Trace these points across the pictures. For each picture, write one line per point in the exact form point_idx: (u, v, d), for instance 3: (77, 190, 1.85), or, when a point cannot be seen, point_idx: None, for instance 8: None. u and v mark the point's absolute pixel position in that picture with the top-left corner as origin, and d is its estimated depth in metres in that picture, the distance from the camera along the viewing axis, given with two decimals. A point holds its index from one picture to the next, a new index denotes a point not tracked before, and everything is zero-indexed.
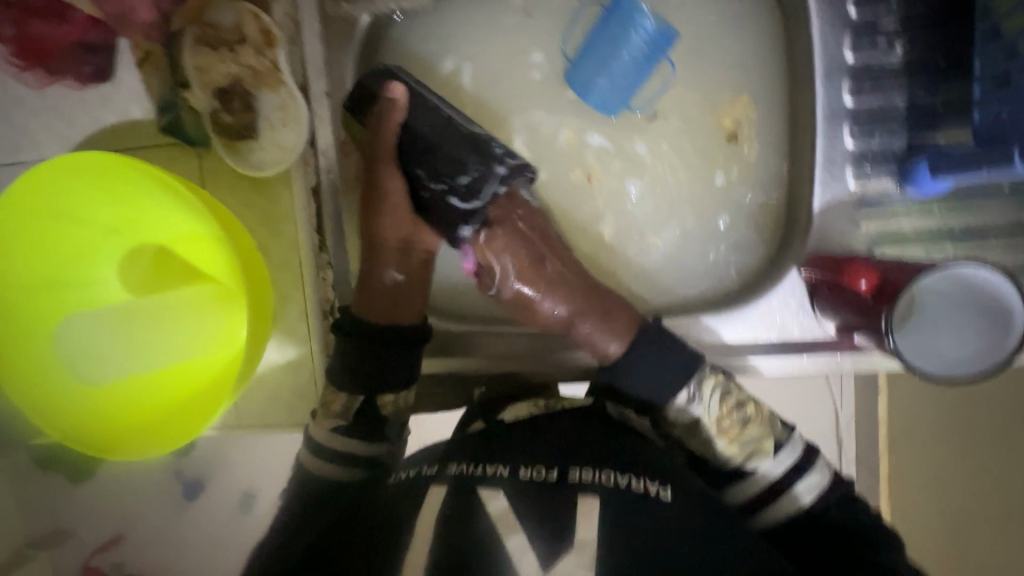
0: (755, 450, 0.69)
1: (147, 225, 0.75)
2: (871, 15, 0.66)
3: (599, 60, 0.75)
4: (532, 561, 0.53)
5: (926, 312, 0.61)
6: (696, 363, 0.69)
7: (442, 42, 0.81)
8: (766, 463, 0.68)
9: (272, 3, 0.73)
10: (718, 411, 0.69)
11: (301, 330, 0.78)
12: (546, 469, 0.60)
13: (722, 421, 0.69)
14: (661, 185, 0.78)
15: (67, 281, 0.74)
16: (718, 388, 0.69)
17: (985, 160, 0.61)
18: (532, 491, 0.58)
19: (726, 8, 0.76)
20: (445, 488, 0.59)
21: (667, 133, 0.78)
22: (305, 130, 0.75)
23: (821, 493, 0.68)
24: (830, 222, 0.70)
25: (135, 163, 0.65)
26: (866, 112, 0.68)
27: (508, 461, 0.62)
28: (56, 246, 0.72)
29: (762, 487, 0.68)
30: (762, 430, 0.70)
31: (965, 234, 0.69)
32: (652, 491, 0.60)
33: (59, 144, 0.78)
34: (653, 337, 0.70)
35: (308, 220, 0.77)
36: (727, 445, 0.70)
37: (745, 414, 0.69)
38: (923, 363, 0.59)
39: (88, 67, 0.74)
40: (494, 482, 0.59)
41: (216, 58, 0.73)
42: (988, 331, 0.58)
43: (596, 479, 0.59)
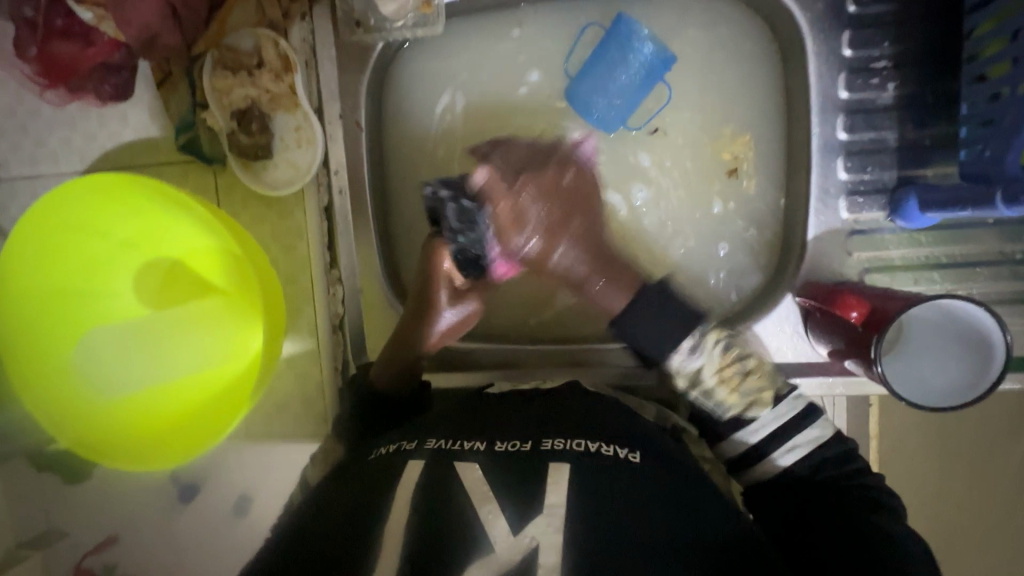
0: (754, 402, 0.67)
1: (162, 242, 0.78)
2: (864, 55, 0.70)
3: (599, 78, 0.78)
4: (503, 526, 0.52)
5: (904, 341, 0.63)
6: (697, 318, 0.68)
7: (449, 67, 0.82)
8: (762, 413, 0.67)
9: (290, 29, 0.76)
10: (719, 361, 0.68)
11: (310, 345, 0.82)
12: (520, 442, 0.60)
13: (724, 372, 0.68)
14: (663, 196, 0.81)
15: (85, 294, 0.76)
16: (720, 342, 0.68)
17: (973, 201, 0.62)
18: (510, 463, 0.57)
19: (728, 40, 0.78)
20: (423, 462, 0.58)
21: (668, 147, 0.80)
22: (319, 151, 0.78)
23: (813, 448, 0.66)
24: (823, 250, 0.73)
25: (149, 180, 0.68)
26: (858, 146, 0.71)
27: (485, 436, 0.62)
28: (71, 261, 0.74)
29: (746, 441, 0.68)
30: (762, 383, 0.68)
31: (952, 263, 0.72)
32: (622, 455, 0.59)
33: (78, 159, 0.81)
34: (657, 298, 0.69)
35: (320, 238, 0.81)
36: (727, 395, 0.68)
37: (747, 365, 0.68)
38: (914, 394, 0.60)
39: (108, 86, 0.76)
40: (470, 454, 0.59)
41: (235, 81, 0.75)
42: (974, 368, 0.59)
43: (567, 446, 0.59)
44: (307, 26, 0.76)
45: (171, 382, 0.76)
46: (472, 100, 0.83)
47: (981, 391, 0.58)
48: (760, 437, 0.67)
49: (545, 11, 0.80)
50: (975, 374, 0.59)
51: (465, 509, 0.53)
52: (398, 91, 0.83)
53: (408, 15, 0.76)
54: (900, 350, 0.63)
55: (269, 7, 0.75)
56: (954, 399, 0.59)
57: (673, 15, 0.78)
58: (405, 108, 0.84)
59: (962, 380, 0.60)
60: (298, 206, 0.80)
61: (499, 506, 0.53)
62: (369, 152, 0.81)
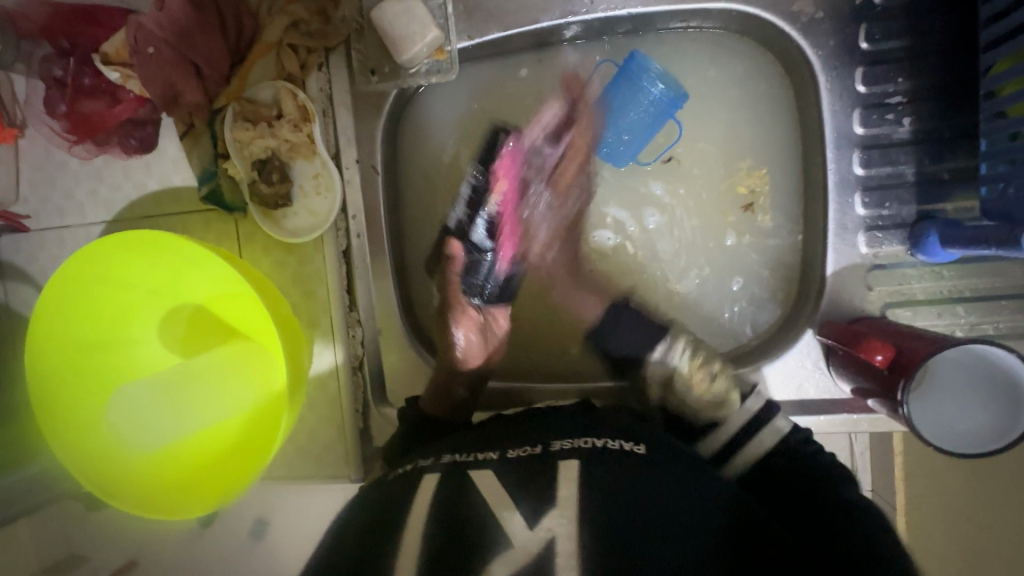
0: (722, 400, 0.72)
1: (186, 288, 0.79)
2: (878, 91, 0.69)
3: (609, 114, 0.78)
4: (520, 522, 0.52)
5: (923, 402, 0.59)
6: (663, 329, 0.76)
7: (460, 111, 0.83)
8: (732, 409, 0.72)
9: (307, 80, 0.77)
10: (688, 368, 0.74)
11: (332, 387, 0.83)
12: (531, 446, 0.60)
13: (692, 377, 0.73)
14: (678, 226, 0.80)
15: (116, 347, 0.78)
16: (687, 348, 0.74)
17: (996, 239, 0.60)
18: (524, 469, 0.57)
19: (738, 78, 0.78)
20: (439, 475, 0.59)
21: (683, 177, 0.80)
22: (338, 198, 0.79)
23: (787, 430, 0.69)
24: (842, 285, 0.73)
25: (169, 235, 0.69)
26: (876, 181, 0.71)
27: (498, 446, 0.62)
28: (102, 315, 0.76)
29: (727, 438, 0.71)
30: (728, 385, 0.73)
31: (976, 297, 0.71)
32: (627, 447, 0.59)
33: (105, 208, 0.83)
34: (623, 312, 0.78)
35: (339, 281, 0.81)
36: (697, 393, 0.74)
37: (711, 370, 0.73)
38: (973, 441, 0.57)
39: (133, 141, 0.79)
40: (485, 462, 0.59)
41: (256, 133, 0.76)
42: (1002, 422, 0.56)
43: (575, 445, 0.59)
44: (323, 76, 0.78)
45: (199, 431, 0.77)
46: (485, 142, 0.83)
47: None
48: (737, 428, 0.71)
49: (555, 51, 0.81)
50: (995, 432, 0.57)
51: (483, 510, 0.54)
52: (415, 133, 0.85)
53: (422, 62, 0.77)
54: (933, 384, 0.60)
55: (285, 59, 0.76)
56: (966, 447, 0.56)
57: (684, 54, 0.78)
58: (420, 149, 0.85)
59: (981, 434, 0.57)
60: (317, 252, 0.81)
61: (515, 505, 0.54)
62: (385, 196, 0.82)
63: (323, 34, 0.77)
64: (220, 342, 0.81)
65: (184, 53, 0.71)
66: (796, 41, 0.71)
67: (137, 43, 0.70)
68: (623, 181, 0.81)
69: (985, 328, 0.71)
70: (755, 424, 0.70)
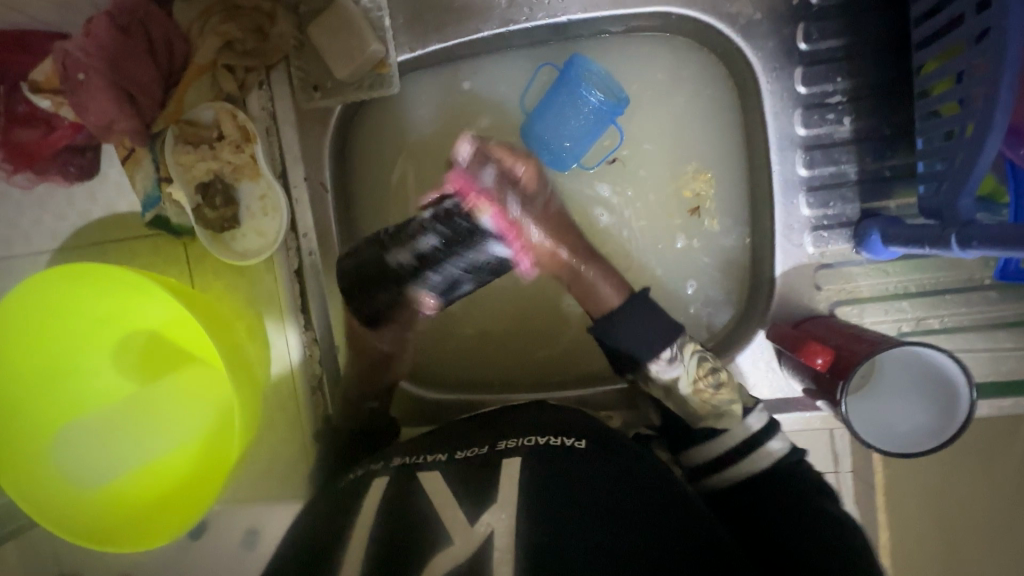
0: (724, 414, 0.67)
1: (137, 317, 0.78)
2: (818, 91, 0.69)
3: (550, 121, 0.76)
4: (461, 520, 0.54)
5: (877, 414, 0.60)
6: (675, 329, 0.69)
7: (406, 124, 0.82)
8: (733, 425, 0.66)
9: (248, 99, 0.77)
10: (695, 372, 0.67)
11: (291, 407, 0.83)
12: (477, 447, 0.62)
13: (696, 384, 0.67)
14: (627, 228, 0.80)
15: (61, 381, 0.76)
16: (697, 354, 0.68)
17: (930, 238, 0.59)
18: (469, 471, 0.59)
19: (682, 81, 0.77)
20: (387, 478, 0.60)
21: (631, 181, 0.79)
22: (286, 217, 0.78)
23: (783, 454, 0.66)
24: (792, 286, 0.73)
25: (114, 268, 0.69)
26: (819, 181, 0.71)
27: (446, 448, 0.63)
28: (47, 350, 0.74)
29: (729, 444, 0.66)
30: (733, 396, 0.67)
31: (922, 292, 0.71)
32: (568, 443, 0.60)
33: (50, 237, 0.82)
34: (646, 302, 0.70)
35: (292, 300, 0.81)
36: (699, 406, 0.68)
37: (719, 378, 0.67)
38: (922, 425, 0.57)
39: (72, 168, 0.77)
40: (432, 465, 0.61)
41: (197, 156, 0.74)
42: (934, 400, 0.57)
43: (518, 443, 0.60)
44: (265, 94, 0.78)
45: (158, 460, 0.77)
46: (434, 154, 0.82)
47: (936, 376, 0.57)
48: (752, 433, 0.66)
49: (497, 59, 0.80)
50: (935, 411, 0.57)
51: (429, 513, 0.55)
52: (363, 147, 0.83)
53: (364, 76, 0.76)
54: (873, 385, 0.62)
55: (222, 81, 0.74)
56: (897, 448, 0.57)
57: (629, 59, 0.77)
58: (369, 163, 0.83)
59: (914, 435, 0.57)
60: (268, 272, 0.81)
61: (458, 505, 0.55)
62: (336, 213, 0.81)
63: (261, 53, 0.75)
64: (174, 370, 0.81)
65: (113, 77, 0.69)
66: (736, 43, 0.71)
67: (65, 70, 0.69)
68: (573, 186, 0.80)
69: (932, 323, 0.72)
70: (764, 436, 0.67)
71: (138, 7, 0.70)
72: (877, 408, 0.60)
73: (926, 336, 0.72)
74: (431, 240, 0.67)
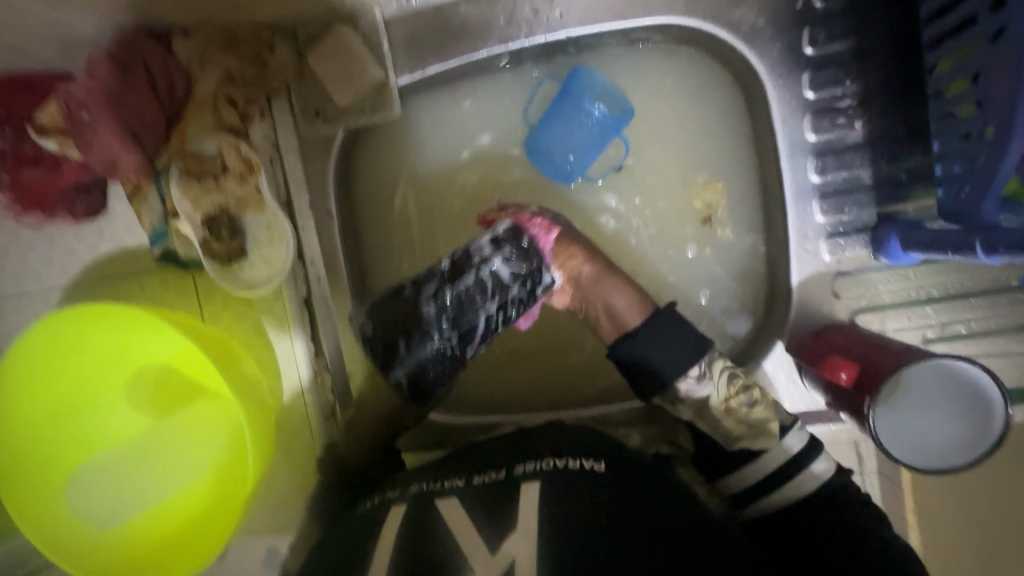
0: (759, 432, 0.65)
1: (145, 354, 0.78)
2: (827, 95, 0.68)
3: (555, 134, 0.75)
4: (481, 552, 0.52)
5: (913, 434, 0.56)
6: (705, 344, 0.67)
7: (407, 148, 0.81)
8: (771, 446, 0.64)
9: (250, 128, 0.75)
10: (726, 392, 0.65)
11: (305, 436, 0.82)
12: (495, 472, 0.60)
13: (731, 403, 0.65)
14: (637, 241, 0.78)
15: (76, 421, 0.77)
16: (727, 370, 0.66)
17: (954, 244, 0.57)
18: (486, 496, 0.57)
19: (686, 90, 0.76)
20: (405, 506, 0.59)
21: (639, 193, 0.78)
22: (292, 246, 0.77)
23: (826, 476, 0.64)
24: (809, 294, 0.71)
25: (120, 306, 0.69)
26: (832, 187, 0.69)
27: (463, 473, 0.62)
28: (59, 393, 0.74)
29: (767, 466, 0.64)
30: (768, 414, 0.65)
31: (946, 297, 0.69)
32: (588, 466, 0.59)
33: (60, 273, 0.82)
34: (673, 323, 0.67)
35: (302, 327, 0.81)
36: (734, 427, 0.65)
37: (752, 396, 0.65)
38: (959, 427, 0.55)
39: (79, 205, 0.78)
40: (449, 491, 0.59)
41: (201, 189, 0.74)
42: (954, 398, 0.55)
43: (537, 467, 0.59)
44: (267, 123, 0.76)
45: (172, 497, 0.77)
46: (437, 176, 0.81)
47: (945, 377, 0.55)
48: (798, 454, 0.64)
49: (496, 76, 0.78)
50: (961, 410, 0.55)
51: (450, 544, 0.54)
52: (367, 173, 0.82)
53: (365, 101, 0.76)
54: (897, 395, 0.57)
55: (223, 112, 0.73)
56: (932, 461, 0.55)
57: (630, 70, 0.76)
58: (373, 187, 0.83)
59: (952, 444, 0.55)
60: (276, 300, 0.80)
61: (477, 535, 0.54)
62: (342, 239, 0.81)
63: (261, 82, 0.75)
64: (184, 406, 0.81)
65: (116, 115, 0.70)
66: (740, 50, 0.69)
67: (69, 111, 0.70)
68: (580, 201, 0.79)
69: (957, 328, 0.69)
70: (804, 459, 0.64)
71: (137, 45, 0.70)
72: (910, 429, 0.56)
73: (952, 342, 0.70)
74: (502, 325, 0.69)
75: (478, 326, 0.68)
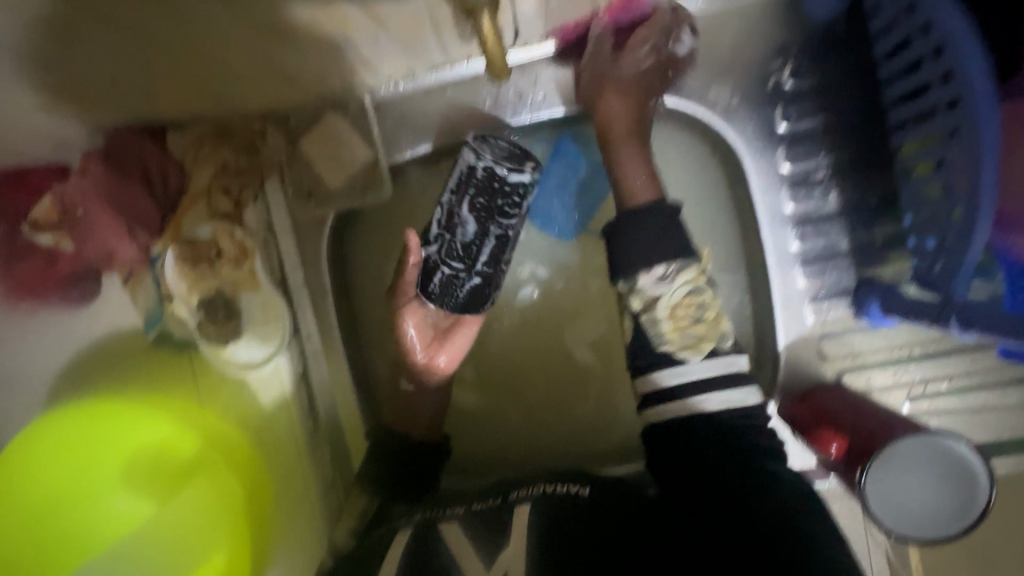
0: (691, 346, 0.65)
1: (114, 451, 0.76)
2: (802, 168, 0.71)
3: (557, 190, 0.78)
4: (475, 564, 0.56)
5: (901, 502, 0.57)
6: (683, 249, 0.65)
7: (397, 220, 0.82)
8: (693, 356, 0.64)
9: (244, 213, 0.77)
10: (678, 298, 0.65)
11: (305, 510, 0.80)
12: (492, 499, 0.65)
13: (678, 310, 0.65)
14: None
15: (67, 519, 0.74)
16: (690, 282, 0.65)
17: (929, 314, 0.59)
18: (482, 517, 0.61)
19: (671, 157, 0.76)
20: (408, 530, 0.62)
21: None
22: (288, 324, 0.79)
23: (730, 409, 0.64)
24: (796, 356, 0.74)
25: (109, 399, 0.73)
26: (813, 254, 0.72)
27: (462, 502, 0.66)
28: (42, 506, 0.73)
29: (680, 378, 0.64)
30: (708, 333, 0.65)
31: (927, 355, 0.71)
32: (572, 490, 0.62)
33: (50, 358, 0.81)
34: (668, 222, 0.65)
35: (299, 402, 0.81)
36: (669, 330, 0.65)
37: (701, 313, 0.65)
38: (938, 489, 0.57)
39: (75, 293, 0.78)
40: (449, 515, 0.63)
41: (197, 275, 0.75)
42: (937, 463, 0.57)
43: (530, 492, 0.64)
44: (261, 206, 0.78)
45: None
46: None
47: (927, 446, 0.57)
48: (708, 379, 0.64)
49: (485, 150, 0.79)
50: (943, 474, 0.57)
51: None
52: (358, 247, 0.83)
53: (357, 180, 0.77)
54: (893, 459, 0.57)
55: (217, 201, 0.75)
56: (908, 530, 0.57)
57: None
58: (364, 259, 0.83)
59: (937, 512, 0.57)
60: (274, 379, 0.80)
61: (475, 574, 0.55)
62: (338, 312, 0.82)
63: (255, 168, 0.76)
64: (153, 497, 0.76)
65: (110, 209, 0.71)
66: (718, 125, 0.73)
67: (64, 208, 0.72)
68: (569, 266, 0.81)
69: (940, 385, 0.71)
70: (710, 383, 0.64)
71: (131, 143, 0.72)
72: (900, 496, 0.57)
73: (936, 399, 0.72)
74: (471, 223, 0.69)
75: (468, 232, 0.69)
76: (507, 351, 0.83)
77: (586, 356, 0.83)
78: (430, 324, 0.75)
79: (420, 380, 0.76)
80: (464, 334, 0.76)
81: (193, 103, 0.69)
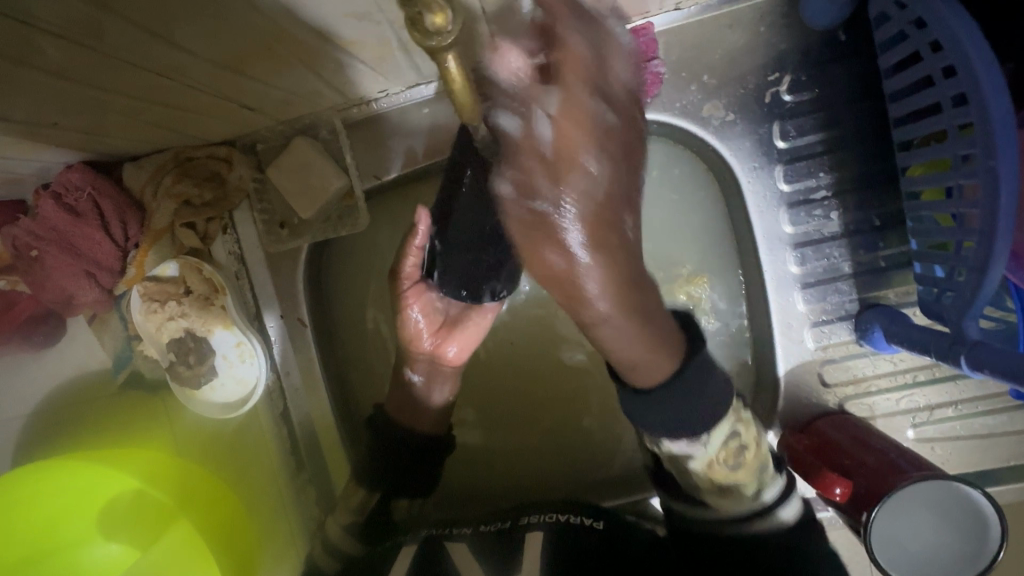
0: (730, 491, 0.58)
1: (77, 508, 0.71)
2: (801, 187, 0.67)
3: None
4: None
5: (903, 542, 0.56)
6: (727, 395, 0.56)
7: (376, 246, 0.78)
8: (729, 502, 0.59)
9: (213, 247, 0.75)
10: (714, 453, 0.57)
11: (293, 550, 0.77)
12: (501, 522, 0.65)
13: (714, 465, 0.57)
14: None
15: (44, 569, 0.70)
16: (728, 431, 0.57)
17: (938, 350, 0.56)
18: (493, 543, 0.61)
19: (666, 176, 0.72)
20: (415, 546, 0.63)
21: None
22: (263, 361, 0.75)
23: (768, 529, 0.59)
24: (796, 383, 0.70)
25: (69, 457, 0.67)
26: (814, 276, 0.68)
27: (469, 522, 0.67)
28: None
29: (717, 515, 0.60)
30: (749, 479, 0.58)
31: (933, 380, 0.68)
32: (585, 522, 0.62)
33: (21, 401, 0.78)
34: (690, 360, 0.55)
35: (281, 443, 0.77)
36: (704, 479, 0.58)
37: (743, 462, 0.57)
38: (938, 530, 0.56)
39: (37, 336, 0.74)
40: (457, 536, 0.63)
41: (164, 314, 0.73)
42: (942, 504, 0.56)
43: (541, 518, 0.63)
44: (230, 238, 0.75)
45: None
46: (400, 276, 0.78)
47: (941, 488, 0.55)
48: (753, 509, 0.59)
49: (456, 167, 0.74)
50: (946, 515, 0.56)
51: None
52: (339, 277, 0.78)
53: (332, 209, 0.73)
54: (901, 499, 0.56)
55: (183, 237, 0.72)
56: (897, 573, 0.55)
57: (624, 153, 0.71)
58: (343, 289, 0.79)
59: (938, 555, 0.56)
60: (254, 421, 0.77)
61: None
62: (319, 348, 0.77)
63: (221, 200, 0.72)
64: (132, 543, 0.72)
65: (69, 254, 0.68)
66: (712, 144, 0.69)
67: (16, 250, 0.67)
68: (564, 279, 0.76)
69: (946, 411, 0.69)
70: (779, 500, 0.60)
71: (85, 183, 0.66)
72: (901, 536, 0.56)
73: (941, 425, 0.69)
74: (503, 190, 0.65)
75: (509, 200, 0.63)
76: (494, 372, 0.79)
77: (577, 357, 0.78)
78: (441, 309, 0.71)
79: (429, 370, 0.72)
80: (476, 323, 0.71)
81: (149, 137, 0.64)
